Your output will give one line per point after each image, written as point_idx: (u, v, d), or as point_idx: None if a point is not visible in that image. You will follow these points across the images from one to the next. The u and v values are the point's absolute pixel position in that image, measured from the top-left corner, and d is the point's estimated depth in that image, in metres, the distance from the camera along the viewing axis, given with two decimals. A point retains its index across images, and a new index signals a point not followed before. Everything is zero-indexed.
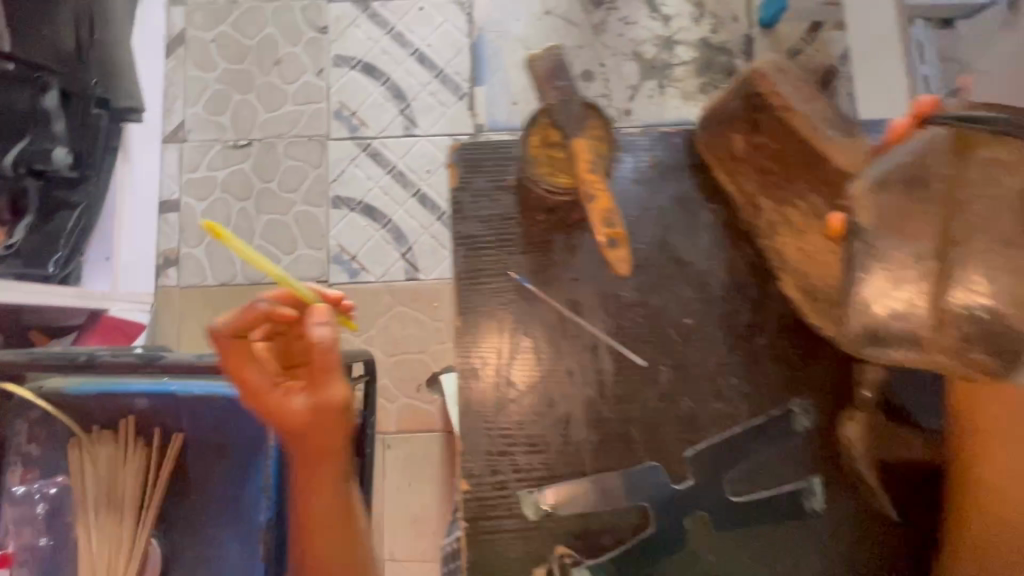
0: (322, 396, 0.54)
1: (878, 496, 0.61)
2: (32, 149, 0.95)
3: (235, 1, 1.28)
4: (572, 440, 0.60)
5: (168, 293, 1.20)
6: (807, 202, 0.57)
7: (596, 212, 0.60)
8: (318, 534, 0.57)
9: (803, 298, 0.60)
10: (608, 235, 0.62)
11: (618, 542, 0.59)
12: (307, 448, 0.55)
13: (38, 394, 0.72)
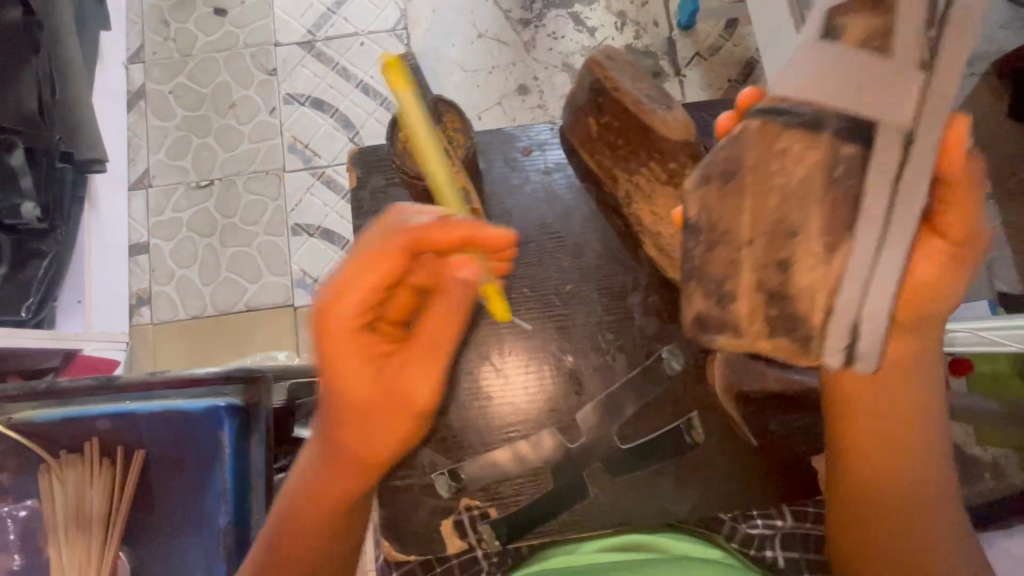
0: (410, 389, 0.45)
1: (741, 427, 0.71)
2: (2, 204, 1.02)
3: (188, 54, 1.37)
4: (467, 401, 0.73)
5: (142, 331, 1.26)
6: (647, 170, 0.71)
7: (460, 195, 0.66)
8: (292, 562, 0.48)
9: (661, 255, 0.73)
10: (474, 216, 0.68)
11: (519, 498, 0.70)
12: (360, 443, 0.46)
13: (3, 424, 0.75)
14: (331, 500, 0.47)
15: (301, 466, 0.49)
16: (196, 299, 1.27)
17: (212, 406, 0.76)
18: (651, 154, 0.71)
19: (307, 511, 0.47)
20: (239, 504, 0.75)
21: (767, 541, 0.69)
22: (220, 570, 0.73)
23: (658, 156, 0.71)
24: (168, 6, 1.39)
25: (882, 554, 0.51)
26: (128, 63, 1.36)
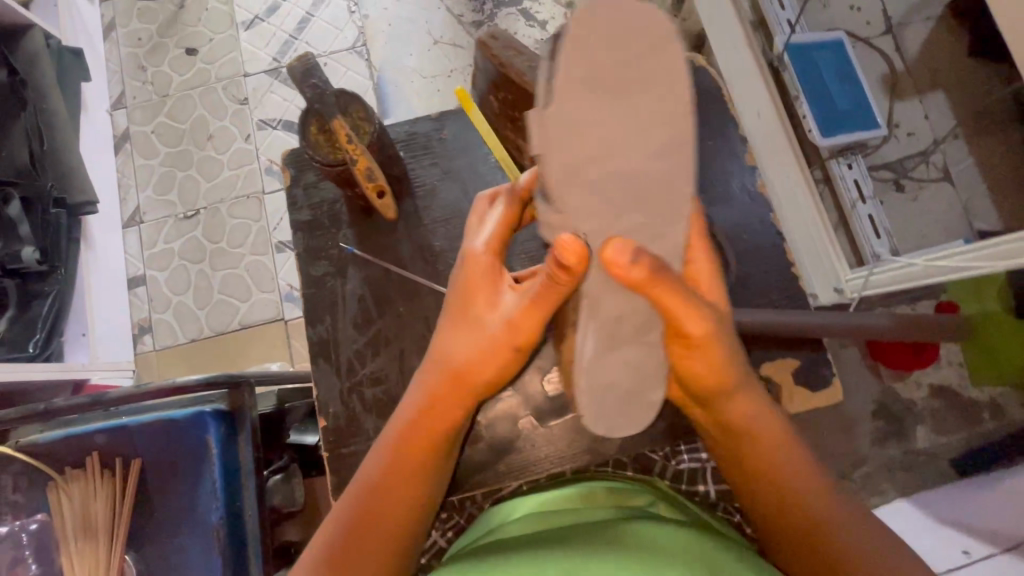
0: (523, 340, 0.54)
1: None
2: (4, 252, 1.09)
3: (165, 94, 1.46)
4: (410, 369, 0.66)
5: (146, 358, 1.33)
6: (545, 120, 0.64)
7: (359, 171, 0.62)
8: (391, 497, 0.56)
9: None
10: (374, 188, 0.64)
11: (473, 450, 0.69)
12: (450, 408, 0.58)
13: (14, 448, 0.82)
14: (424, 448, 0.57)
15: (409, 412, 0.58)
16: (193, 323, 1.34)
17: (198, 412, 0.81)
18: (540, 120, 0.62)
19: (405, 461, 0.57)
20: (230, 502, 0.80)
21: (699, 476, 0.73)
22: (216, 564, 0.78)
23: None
24: (144, 52, 1.48)
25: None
26: (112, 109, 1.45)
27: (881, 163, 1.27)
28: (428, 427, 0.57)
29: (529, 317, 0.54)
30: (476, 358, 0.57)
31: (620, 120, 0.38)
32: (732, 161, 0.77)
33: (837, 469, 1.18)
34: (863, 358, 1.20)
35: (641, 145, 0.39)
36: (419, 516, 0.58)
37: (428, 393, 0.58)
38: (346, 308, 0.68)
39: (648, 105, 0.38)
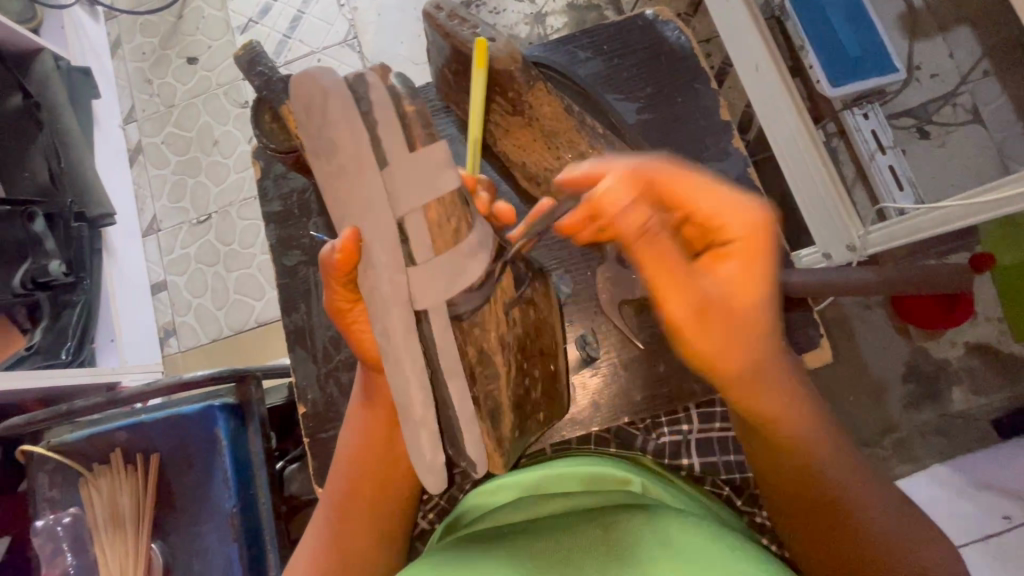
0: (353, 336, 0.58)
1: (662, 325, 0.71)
2: (33, 267, 1.15)
3: (172, 104, 1.50)
4: None
5: (173, 359, 1.39)
6: (495, 102, 0.65)
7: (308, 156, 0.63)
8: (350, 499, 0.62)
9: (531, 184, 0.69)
10: None
11: None
12: (380, 397, 0.62)
13: (46, 447, 0.87)
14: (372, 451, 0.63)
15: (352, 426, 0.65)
16: (213, 323, 1.39)
17: (206, 406, 0.84)
18: (498, 92, 0.64)
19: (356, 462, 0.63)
20: (243, 489, 0.83)
21: (682, 449, 0.72)
22: (233, 549, 0.82)
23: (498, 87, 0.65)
24: (149, 66, 1.53)
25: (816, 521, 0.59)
26: (124, 124, 1.52)
27: (899, 111, 1.17)
28: (368, 420, 0.63)
29: (336, 296, 0.56)
30: (357, 347, 0.59)
31: (313, 160, 0.53)
32: (706, 119, 0.75)
33: (865, 437, 1.11)
34: (889, 319, 1.13)
35: (346, 174, 0.52)
36: (385, 499, 0.64)
37: (360, 389, 0.63)
38: (320, 294, 0.74)
39: (325, 141, 0.51)
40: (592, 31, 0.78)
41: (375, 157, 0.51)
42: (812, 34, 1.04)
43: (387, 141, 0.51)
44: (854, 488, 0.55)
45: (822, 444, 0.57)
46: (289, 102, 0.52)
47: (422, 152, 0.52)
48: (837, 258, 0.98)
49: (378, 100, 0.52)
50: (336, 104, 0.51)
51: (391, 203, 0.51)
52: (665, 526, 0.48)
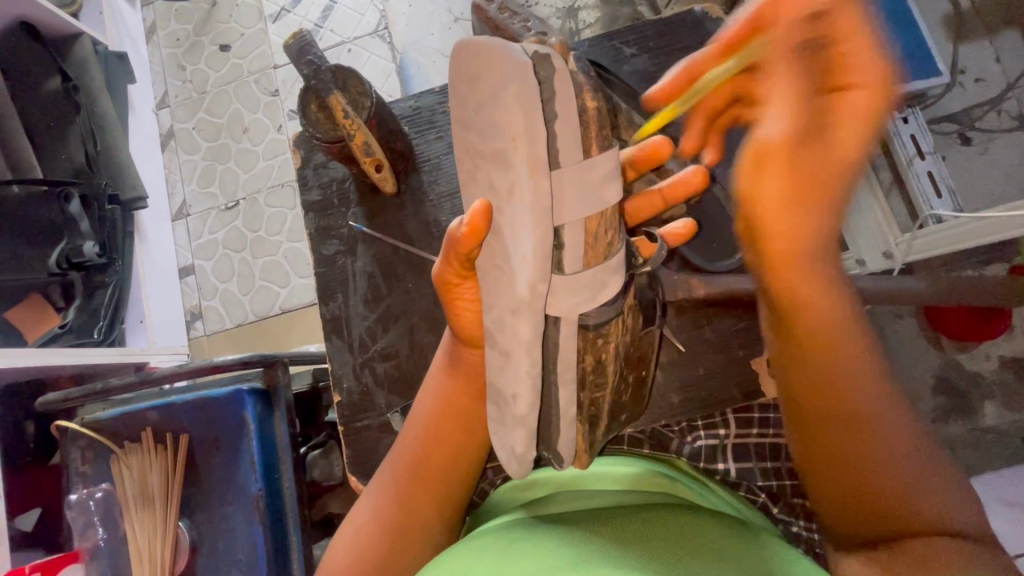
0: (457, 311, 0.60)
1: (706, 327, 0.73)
2: (69, 247, 1.17)
3: (204, 91, 1.52)
4: (416, 346, 0.72)
5: (198, 342, 1.42)
6: None
7: (354, 148, 0.65)
8: (410, 490, 0.62)
9: None
10: (370, 163, 0.67)
11: None
12: (470, 368, 0.63)
13: (81, 424, 0.90)
14: (441, 432, 0.63)
15: (420, 407, 0.65)
16: (239, 309, 1.41)
17: (235, 390, 0.85)
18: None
19: (422, 445, 0.63)
20: (268, 474, 0.84)
21: (718, 454, 0.69)
22: (258, 531, 0.83)
23: None
24: (183, 52, 1.55)
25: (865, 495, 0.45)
26: (157, 109, 1.54)
27: (940, 116, 1.13)
28: (455, 392, 0.63)
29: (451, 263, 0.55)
30: (461, 319, 0.60)
31: (470, 123, 0.48)
32: None
33: None
34: (921, 329, 1.10)
35: (478, 139, 0.48)
36: (461, 471, 0.64)
37: (446, 358, 0.65)
38: (357, 285, 0.75)
39: (474, 101, 0.47)
40: (637, 28, 0.77)
41: (546, 158, 0.45)
42: None
43: (561, 139, 0.45)
44: (897, 474, 0.44)
45: (880, 400, 0.46)
46: (456, 67, 0.48)
47: (595, 160, 0.46)
48: (872, 265, 0.95)
49: (564, 91, 0.45)
50: (489, 63, 0.46)
51: (543, 202, 0.45)
52: (690, 528, 0.48)
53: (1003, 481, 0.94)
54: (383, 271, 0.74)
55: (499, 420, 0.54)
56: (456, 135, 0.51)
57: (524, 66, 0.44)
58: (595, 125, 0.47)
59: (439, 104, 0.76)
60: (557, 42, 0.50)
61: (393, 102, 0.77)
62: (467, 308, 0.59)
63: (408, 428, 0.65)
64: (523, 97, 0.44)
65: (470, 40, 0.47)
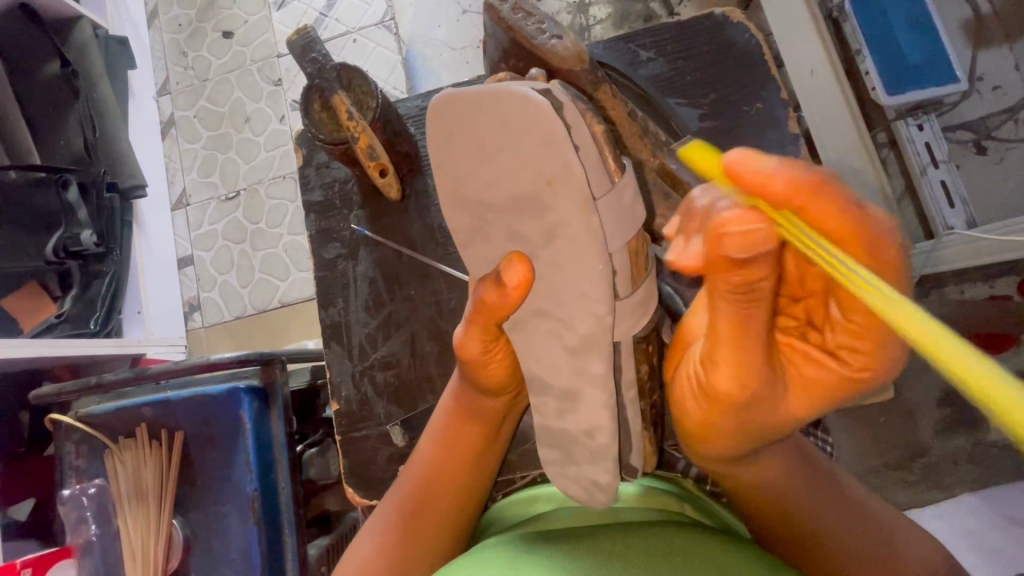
0: (484, 369, 0.57)
1: None
2: (66, 235, 1.15)
3: (206, 78, 1.50)
4: (418, 353, 0.71)
5: (196, 334, 1.40)
6: None
7: (358, 151, 0.63)
8: (418, 527, 0.59)
9: None
10: (374, 167, 0.65)
11: None
12: (482, 411, 0.61)
13: (75, 419, 0.89)
14: (453, 471, 0.61)
15: (427, 446, 0.63)
16: (237, 301, 1.40)
17: (232, 388, 0.84)
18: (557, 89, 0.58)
19: (431, 479, 0.61)
20: (264, 474, 0.83)
21: None
22: (253, 532, 0.82)
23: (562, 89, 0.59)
24: (185, 38, 1.52)
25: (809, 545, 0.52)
26: (157, 96, 1.52)
27: (957, 123, 1.09)
28: (466, 432, 0.61)
29: (478, 324, 0.53)
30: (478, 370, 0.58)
31: (481, 170, 0.47)
32: (774, 130, 0.72)
33: (894, 461, 1.07)
34: None
35: (492, 185, 0.47)
36: (470, 500, 0.62)
37: (455, 399, 0.62)
38: (358, 289, 0.73)
39: (485, 150, 0.46)
40: (654, 30, 0.75)
41: (586, 192, 0.44)
42: (871, 37, 0.97)
43: (590, 171, 0.45)
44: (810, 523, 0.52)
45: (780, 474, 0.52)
46: (444, 126, 0.46)
47: (621, 183, 0.46)
48: None
49: (575, 119, 0.44)
50: (494, 109, 0.45)
51: (596, 241, 0.44)
52: (703, 547, 0.46)
53: (1007, 497, 0.93)
54: (385, 276, 0.73)
55: (565, 461, 0.54)
56: (456, 182, 0.48)
57: (533, 109, 0.44)
58: (609, 149, 0.46)
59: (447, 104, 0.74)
60: (538, 72, 0.49)
61: (401, 100, 0.75)
62: (494, 367, 0.57)
63: (414, 467, 0.63)
64: (544, 140, 0.44)
65: (461, 91, 0.45)
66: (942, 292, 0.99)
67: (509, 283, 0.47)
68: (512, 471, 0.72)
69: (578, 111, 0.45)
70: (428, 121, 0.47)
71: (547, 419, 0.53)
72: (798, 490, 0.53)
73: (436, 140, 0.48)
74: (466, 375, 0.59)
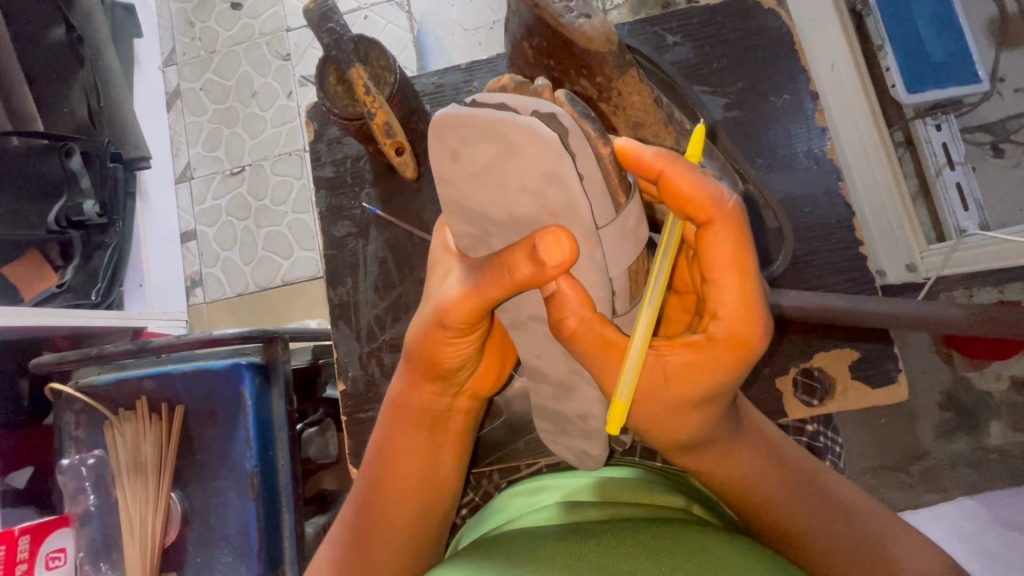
0: (445, 353, 0.53)
1: None
2: (68, 205, 1.13)
3: (213, 50, 1.47)
4: None
5: (197, 310, 1.40)
6: (583, 91, 0.60)
7: (374, 127, 0.61)
8: (383, 532, 0.57)
9: None
10: (391, 144, 0.63)
11: (494, 423, 0.72)
12: (422, 403, 0.58)
13: (76, 389, 0.88)
14: (406, 471, 0.58)
15: (376, 447, 0.60)
16: (240, 278, 1.39)
17: (234, 364, 0.83)
18: (584, 74, 0.58)
19: (388, 484, 0.58)
20: (264, 451, 0.83)
21: None
22: (251, 508, 0.82)
23: (587, 70, 0.58)
24: (192, 8, 1.49)
25: (778, 529, 0.53)
26: (164, 66, 1.49)
27: (975, 125, 1.07)
28: (405, 429, 0.58)
29: (471, 303, 0.48)
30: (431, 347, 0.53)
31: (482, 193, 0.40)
32: (798, 123, 0.71)
33: (892, 463, 1.07)
34: (934, 345, 1.07)
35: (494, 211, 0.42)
36: (437, 489, 0.60)
37: (398, 393, 0.58)
38: (367, 270, 0.72)
39: (487, 178, 0.39)
40: (680, 14, 0.73)
41: (591, 231, 0.40)
42: (894, 33, 0.94)
43: (594, 203, 0.40)
44: (784, 508, 0.53)
45: (748, 463, 0.53)
46: (435, 142, 0.39)
47: (628, 209, 0.42)
48: (892, 276, 0.92)
49: (585, 149, 0.38)
50: (504, 137, 0.37)
51: (599, 272, 0.43)
52: (708, 546, 0.46)
53: (1004, 502, 0.93)
54: (396, 257, 0.72)
55: (559, 433, 0.56)
56: (454, 202, 0.42)
57: (536, 142, 0.37)
58: (617, 170, 0.41)
59: (463, 83, 0.74)
60: (544, 82, 0.41)
61: (415, 76, 0.75)
62: (452, 348, 0.53)
63: (366, 469, 0.60)
64: (545, 176, 0.38)
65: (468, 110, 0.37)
66: (952, 295, 0.98)
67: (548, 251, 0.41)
68: (519, 459, 0.71)
69: (584, 134, 0.39)
70: (432, 133, 0.39)
71: (542, 402, 0.54)
72: (765, 475, 0.54)
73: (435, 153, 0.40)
74: (415, 356, 0.55)
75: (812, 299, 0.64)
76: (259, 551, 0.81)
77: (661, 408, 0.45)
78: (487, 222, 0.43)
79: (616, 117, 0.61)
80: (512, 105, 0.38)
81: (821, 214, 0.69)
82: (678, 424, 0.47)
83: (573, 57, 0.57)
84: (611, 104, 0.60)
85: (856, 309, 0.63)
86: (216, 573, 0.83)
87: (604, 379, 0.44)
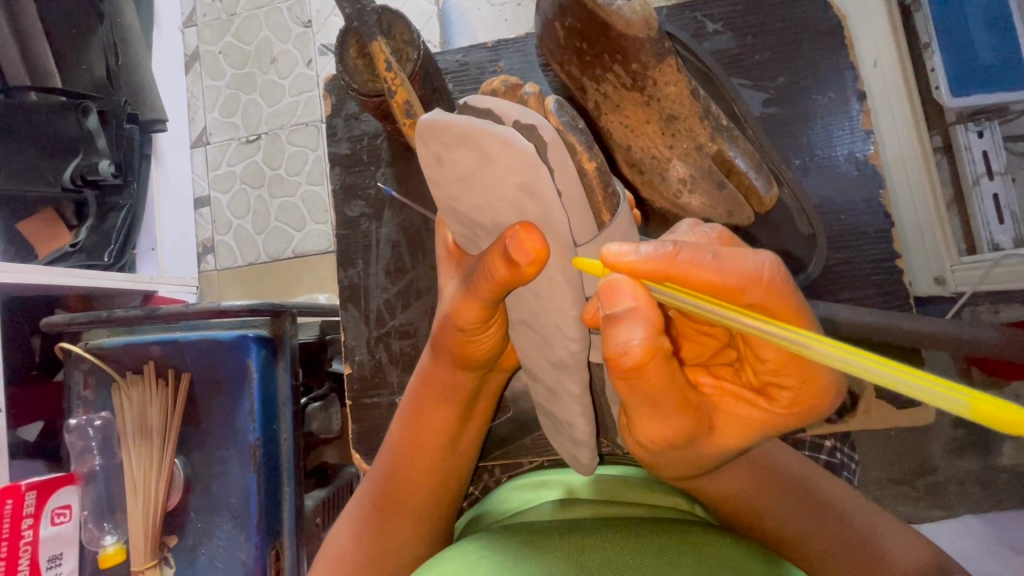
0: (466, 348, 0.52)
1: None
2: (84, 163, 1.12)
3: (235, 12, 1.44)
4: None
5: (208, 276, 1.40)
6: (613, 75, 0.57)
7: (394, 106, 0.56)
8: (393, 517, 0.56)
9: (630, 170, 0.61)
10: (410, 126, 0.57)
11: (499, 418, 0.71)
12: (444, 390, 0.56)
13: (85, 349, 0.89)
14: (421, 460, 0.57)
15: (392, 435, 0.59)
16: (251, 247, 1.38)
17: (241, 335, 0.83)
18: (618, 60, 0.56)
19: (400, 467, 0.57)
20: (266, 424, 0.83)
21: None
22: (252, 480, 0.82)
23: (621, 57, 0.56)
24: None
25: (775, 532, 0.51)
26: (184, 27, 1.47)
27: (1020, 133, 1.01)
28: (430, 412, 0.57)
29: (477, 304, 0.47)
30: (456, 344, 0.51)
31: (469, 195, 0.41)
32: (839, 125, 0.68)
33: (899, 476, 1.05)
34: (954, 360, 1.04)
35: (478, 212, 0.42)
36: (445, 479, 0.58)
37: (423, 381, 0.57)
38: (380, 252, 0.71)
39: (473, 184, 0.39)
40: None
41: (570, 244, 0.40)
42: (943, 33, 0.89)
43: (570, 219, 0.41)
44: (780, 514, 0.52)
45: (742, 479, 0.53)
46: (421, 145, 0.40)
47: (609, 229, 0.43)
48: (918, 288, 0.87)
49: (561, 162, 0.39)
50: (480, 145, 0.37)
51: (573, 280, 0.41)
52: (711, 547, 0.44)
53: (1012, 524, 0.91)
54: (409, 241, 0.70)
55: (559, 439, 0.55)
56: (447, 202, 0.43)
57: (509, 152, 0.36)
58: (600, 188, 0.43)
59: (487, 62, 0.71)
60: (531, 89, 0.43)
61: (439, 52, 0.72)
62: (467, 344, 0.51)
63: (383, 447, 0.59)
64: (522, 188, 0.38)
65: (452, 117, 0.37)
66: (979, 312, 0.94)
67: (518, 255, 0.39)
68: (520, 456, 0.71)
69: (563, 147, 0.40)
70: (417, 141, 0.40)
71: (546, 407, 0.53)
72: (762, 489, 0.53)
73: (426, 160, 0.40)
74: (438, 346, 0.54)
75: (843, 312, 0.61)
76: (258, 523, 0.82)
77: (670, 428, 0.40)
78: (499, 225, 0.42)
79: (648, 108, 0.58)
80: (495, 112, 0.39)
81: (859, 223, 0.67)
82: (686, 447, 0.42)
83: (607, 41, 0.55)
84: (642, 92, 0.57)
85: (892, 328, 0.59)
86: (215, 540, 0.84)
87: (630, 394, 0.39)
